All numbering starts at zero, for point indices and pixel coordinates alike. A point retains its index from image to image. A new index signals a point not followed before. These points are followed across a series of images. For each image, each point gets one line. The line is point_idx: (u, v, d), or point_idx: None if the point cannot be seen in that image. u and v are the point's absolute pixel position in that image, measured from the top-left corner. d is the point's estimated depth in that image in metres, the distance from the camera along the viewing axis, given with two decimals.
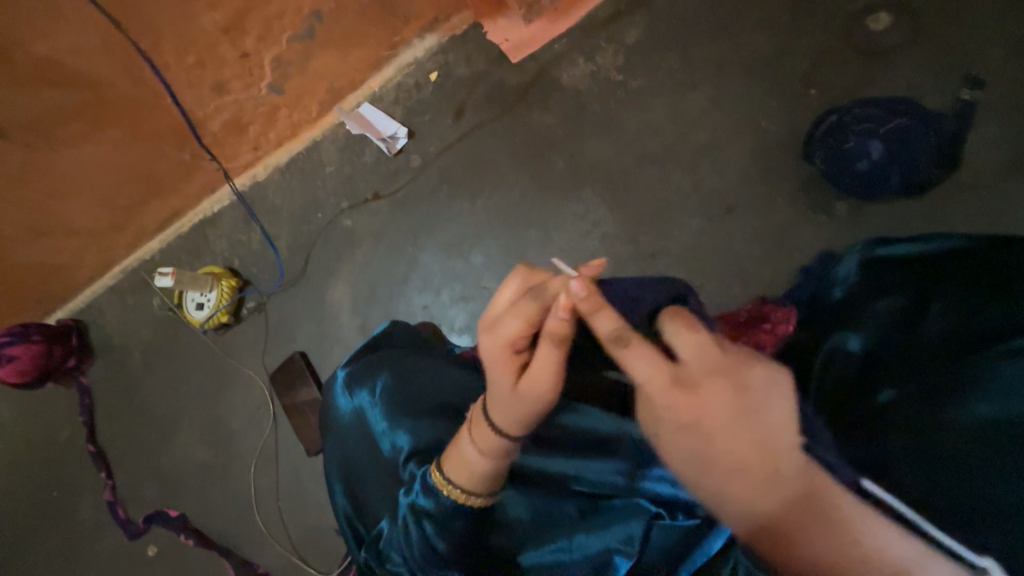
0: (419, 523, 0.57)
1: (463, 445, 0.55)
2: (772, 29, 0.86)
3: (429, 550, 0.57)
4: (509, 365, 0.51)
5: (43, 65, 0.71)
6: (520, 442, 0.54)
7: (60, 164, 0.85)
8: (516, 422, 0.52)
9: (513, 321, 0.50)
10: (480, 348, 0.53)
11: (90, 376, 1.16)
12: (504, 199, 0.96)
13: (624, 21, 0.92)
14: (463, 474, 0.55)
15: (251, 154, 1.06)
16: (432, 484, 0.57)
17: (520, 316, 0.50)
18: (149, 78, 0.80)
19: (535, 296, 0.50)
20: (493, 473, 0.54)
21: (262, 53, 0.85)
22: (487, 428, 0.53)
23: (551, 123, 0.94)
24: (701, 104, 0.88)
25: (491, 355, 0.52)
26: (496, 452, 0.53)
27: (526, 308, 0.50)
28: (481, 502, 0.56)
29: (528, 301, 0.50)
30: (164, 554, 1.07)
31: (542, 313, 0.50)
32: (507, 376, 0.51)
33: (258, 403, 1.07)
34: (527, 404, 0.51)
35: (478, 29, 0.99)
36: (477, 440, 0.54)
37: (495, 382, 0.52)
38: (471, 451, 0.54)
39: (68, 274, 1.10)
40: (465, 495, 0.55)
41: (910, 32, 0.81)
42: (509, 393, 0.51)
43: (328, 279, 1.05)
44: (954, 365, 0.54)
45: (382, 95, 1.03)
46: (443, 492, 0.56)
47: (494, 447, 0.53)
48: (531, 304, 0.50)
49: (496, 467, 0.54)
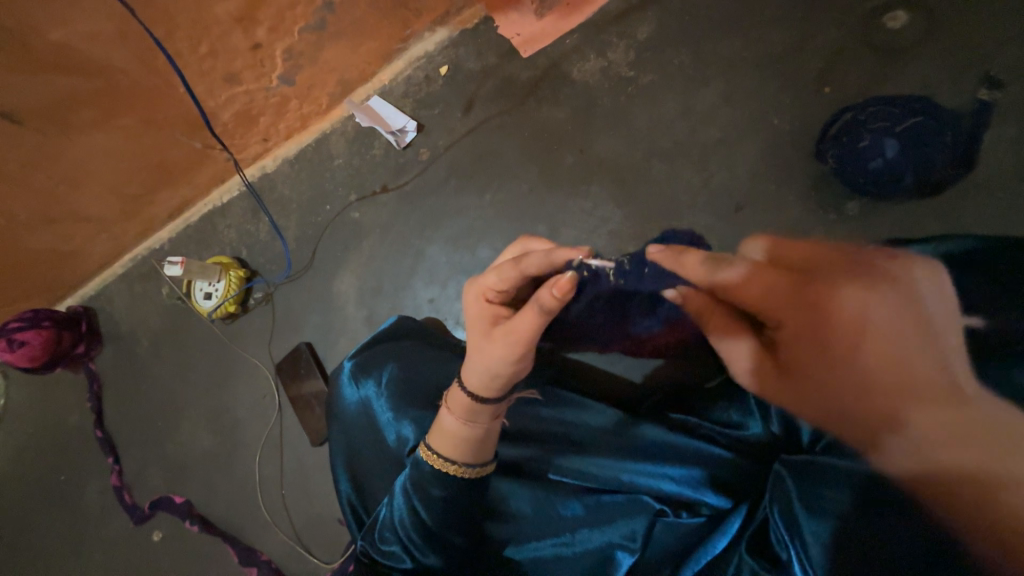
0: (410, 500, 0.57)
1: (442, 408, 0.58)
2: (787, 26, 0.85)
3: (422, 530, 0.56)
4: (484, 322, 0.56)
5: (58, 53, 0.72)
6: (489, 407, 0.55)
7: (73, 151, 0.86)
8: (482, 380, 0.54)
9: (493, 278, 0.55)
10: (464, 301, 0.59)
11: (99, 362, 1.18)
12: (512, 194, 0.96)
13: (637, 17, 0.92)
14: (437, 435, 0.57)
15: (261, 145, 1.06)
16: (417, 459, 0.57)
17: (498, 274, 0.55)
18: (163, 68, 0.80)
19: (514, 261, 0.54)
20: (460, 435, 0.55)
21: (274, 44, 0.85)
22: (459, 384, 0.57)
23: (561, 117, 0.94)
24: (712, 101, 0.88)
25: (471, 307, 0.58)
26: (464, 412, 0.55)
27: (507, 270, 0.54)
28: (454, 472, 0.55)
29: (510, 264, 0.54)
30: (168, 539, 1.08)
31: (518, 278, 0.54)
32: (480, 328, 0.56)
33: (263, 393, 1.08)
34: (491, 360, 0.53)
35: (489, 23, 0.99)
36: (450, 399, 0.57)
37: (471, 336, 0.56)
38: (444, 409, 0.57)
39: (79, 260, 1.11)
40: (438, 459, 0.56)
41: (926, 31, 0.80)
42: (478, 349, 0.54)
43: (336, 271, 1.05)
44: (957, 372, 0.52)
45: (391, 89, 1.04)
46: (421, 455, 0.57)
47: (459, 402, 0.56)
48: (511, 268, 0.53)
49: (465, 430, 0.55)
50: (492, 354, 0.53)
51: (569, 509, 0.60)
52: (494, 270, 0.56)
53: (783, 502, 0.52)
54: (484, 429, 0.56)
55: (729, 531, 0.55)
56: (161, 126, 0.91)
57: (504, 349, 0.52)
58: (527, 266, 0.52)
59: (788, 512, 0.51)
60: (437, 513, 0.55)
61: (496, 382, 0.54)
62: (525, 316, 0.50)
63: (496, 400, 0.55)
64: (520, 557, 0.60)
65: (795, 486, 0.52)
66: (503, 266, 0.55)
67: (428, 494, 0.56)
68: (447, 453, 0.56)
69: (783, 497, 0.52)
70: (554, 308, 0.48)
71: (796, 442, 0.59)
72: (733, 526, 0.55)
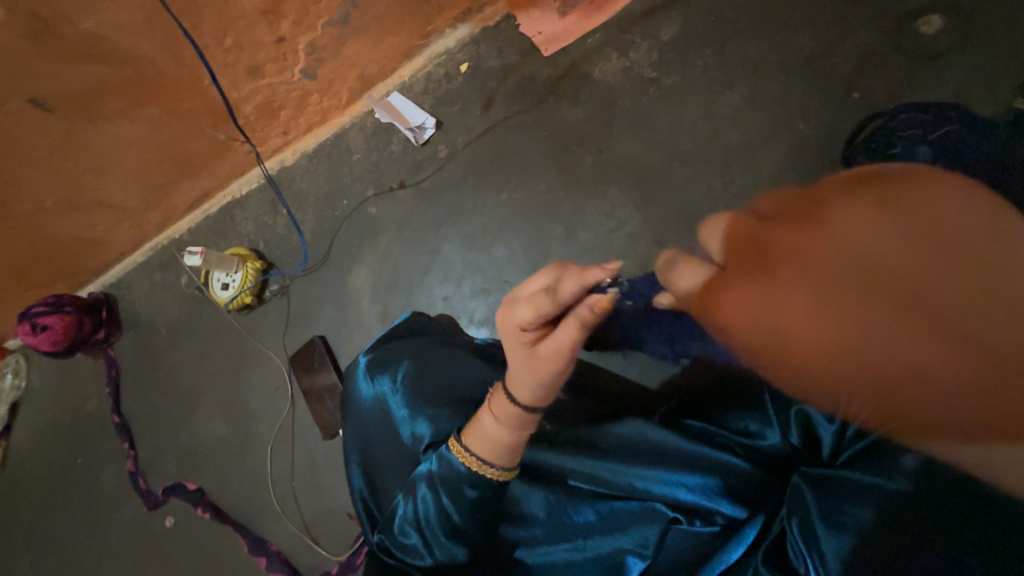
0: (437, 497, 0.56)
1: (481, 406, 0.57)
2: (815, 28, 0.84)
3: (448, 526, 0.56)
4: (519, 344, 0.52)
5: (89, 41, 0.73)
6: (538, 415, 0.55)
7: (99, 139, 0.88)
8: (533, 391, 0.52)
9: (525, 309, 0.49)
10: (498, 328, 0.54)
11: (117, 348, 1.20)
12: (530, 193, 0.96)
13: (660, 17, 0.91)
14: (480, 442, 0.55)
15: (281, 138, 1.07)
16: (448, 458, 0.56)
17: (532, 308, 0.48)
18: (189, 59, 0.81)
19: (548, 290, 0.47)
20: (504, 442, 0.54)
21: (298, 38, 0.86)
22: (505, 395, 0.54)
23: (580, 117, 0.94)
24: (737, 104, 0.86)
25: (506, 333, 0.53)
26: (514, 421, 0.54)
27: (538, 301, 0.48)
28: (490, 475, 0.55)
29: (541, 293, 0.48)
30: (181, 524, 1.10)
31: (554, 310, 0.47)
32: (520, 348, 0.52)
33: (277, 384, 1.09)
34: (535, 374, 0.51)
35: (512, 21, 0.98)
36: (495, 408, 0.55)
37: (513, 357, 0.53)
38: (487, 419, 0.55)
39: (102, 248, 1.14)
40: (481, 465, 0.54)
41: (961, 36, 0.78)
42: (525, 367, 0.52)
43: (351, 265, 1.06)
44: None
45: (411, 85, 1.04)
46: (458, 460, 0.55)
47: (505, 411, 0.54)
48: (544, 299, 0.47)
49: (508, 436, 0.54)
50: (539, 372, 0.51)
51: (582, 515, 0.60)
52: (523, 300, 0.50)
53: (801, 517, 0.50)
54: (523, 438, 0.55)
55: (745, 540, 0.54)
56: (185, 117, 0.92)
57: (550, 365, 0.50)
58: (565, 299, 0.46)
59: (807, 525, 0.49)
60: (464, 513, 0.55)
61: (541, 392, 0.53)
62: (564, 330, 0.48)
63: (545, 408, 0.54)
64: (532, 560, 0.60)
65: (814, 500, 0.50)
66: (534, 292, 0.49)
67: (454, 493, 0.55)
68: (483, 456, 0.55)
69: (801, 510, 0.51)
70: (597, 317, 0.45)
71: (813, 453, 0.56)
72: (748, 538, 0.54)
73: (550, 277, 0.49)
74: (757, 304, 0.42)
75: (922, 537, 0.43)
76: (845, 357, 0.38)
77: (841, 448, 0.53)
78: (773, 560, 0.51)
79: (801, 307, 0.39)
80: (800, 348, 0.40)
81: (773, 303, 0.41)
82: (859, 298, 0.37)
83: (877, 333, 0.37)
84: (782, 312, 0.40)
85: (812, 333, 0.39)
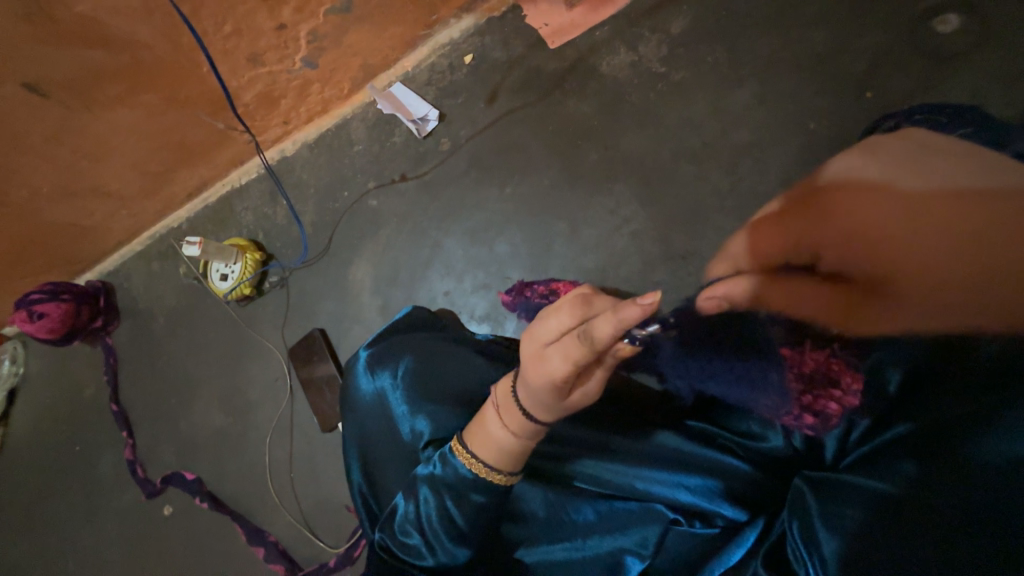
0: (439, 496, 0.56)
1: (487, 422, 0.55)
2: (828, 25, 0.82)
3: (449, 525, 0.56)
4: (545, 390, 0.48)
5: (85, 24, 0.71)
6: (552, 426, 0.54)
7: (95, 125, 0.86)
8: (555, 416, 0.51)
9: (558, 361, 0.46)
10: (521, 368, 0.50)
11: (115, 337, 1.20)
12: (533, 189, 0.94)
13: (670, 11, 0.89)
14: (492, 454, 0.54)
15: (281, 128, 1.06)
16: (452, 461, 0.56)
17: (567, 358, 0.45)
18: (188, 45, 0.79)
19: (582, 339, 0.43)
20: (516, 451, 0.54)
21: (299, 25, 0.84)
22: (519, 411, 0.52)
23: (586, 112, 0.92)
24: (746, 101, 0.85)
25: (533, 382, 0.49)
26: (529, 435, 0.53)
27: (574, 350, 0.45)
28: (499, 480, 0.55)
29: (576, 343, 0.44)
30: (179, 514, 1.10)
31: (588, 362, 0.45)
32: (546, 397, 0.49)
33: (276, 376, 1.09)
34: (562, 408, 0.50)
35: (517, 12, 0.96)
36: (507, 422, 0.53)
37: (537, 398, 0.50)
38: (500, 433, 0.54)
39: (99, 236, 1.12)
40: (490, 471, 0.54)
41: (977, 37, 0.76)
42: (553, 404, 0.49)
43: (352, 259, 1.05)
44: (982, 400, 0.44)
45: (414, 76, 1.02)
46: (467, 467, 0.55)
47: (519, 423, 0.52)
48: (579, 348, 0.44)
49: (521, 446, 0.54)
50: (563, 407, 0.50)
51: (581, 514, 0.60)
52: (555, 349, 0.46)
53: (800, 514, 0.50)
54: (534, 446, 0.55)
55: (744, 544, 0.53)
56: (184, 105, 0.90)
57: (575, 403, 0.50)
58: (600, 351, 0.44)
59: (806, 525, 0.49)
60: (466, 512, 0.55)
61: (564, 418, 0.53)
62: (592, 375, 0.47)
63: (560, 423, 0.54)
64: (532, 559, 0.60)
65: (814, 500, 0.50)
66: (564, 340, 0.46)
67: (458, 492, 0.55)
68: (493, 463, 0.54)
69: (801, 510, 0.50)
70: (622, 361, 0.47)
71: (817, 458, 0.56)
72: (749, 540, 0.53)
73: (578, 320, 0.46)
74: (834, 234, 0.54)
75: (910, 534, 0.42)
76: (930, 246, 0.45)
77: (844, 453, 0.54)
78: (771, 560, 0.50)
79: (869, 216, 0.51)
80: (888, 249, 0.48)
81: (845, 221, 0.53)
82: (918, 202, 0.47)
83: (935, 222, 0.45)
84: (854, 222, 0.52)
85: (880, 225, 0.49)
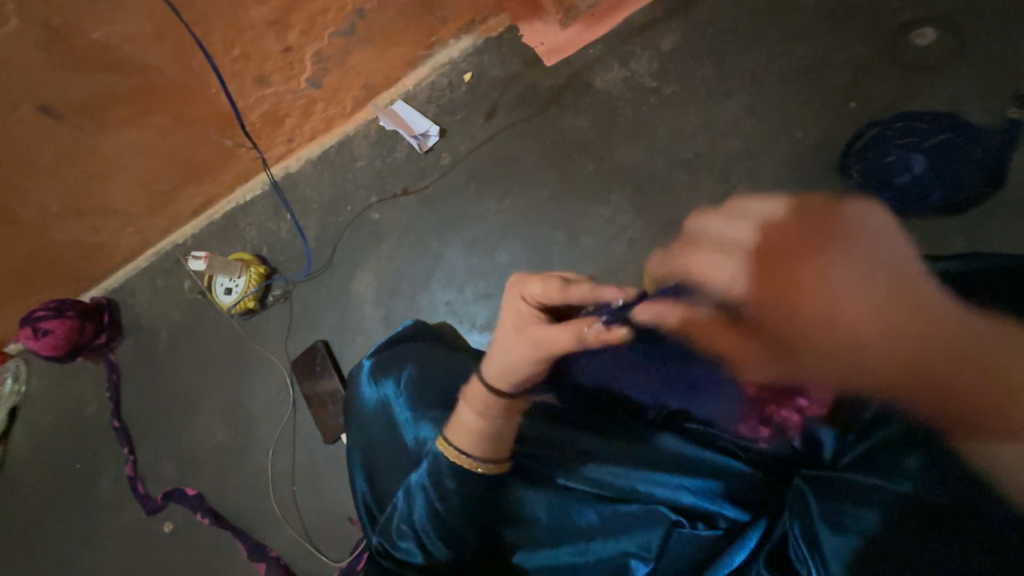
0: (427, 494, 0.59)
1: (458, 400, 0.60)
2: (812, 39, 0.86)
3: (435, 521, 0.58)
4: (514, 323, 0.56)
5: (99, 49, 0.74)
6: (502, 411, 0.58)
7: (105, 145, 0.89)
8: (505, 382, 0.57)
9: (536, 287, 0.55)
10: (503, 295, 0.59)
11: (117, 353, 1.20)
12: (532, 200, 0.97)
13: (661, 28, 0.93)
14: (453, 428, 0.59)
15: (286, 146, 1.09)
16: (434, 453, 0.60)
17: (544, 283, 0.54)
18: (197, 68, 0.83)
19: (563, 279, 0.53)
20: (468, 425, 0.58)
21: (305, 48, 0.88)
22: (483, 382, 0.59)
23: (582, 125, 0.95)
24: (736, 113, 0.88)
25: (508, 309, 0.57)
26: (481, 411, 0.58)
27: (553, 282, 0.54)
28: (461, 464, 0.58)
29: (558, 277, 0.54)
30: (179, 532, 1.09)
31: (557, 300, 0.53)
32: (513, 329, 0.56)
33: (279, 388, 1.09)
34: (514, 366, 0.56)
35: (513, 32, 1.00)
36: (471, 395, 0.59)
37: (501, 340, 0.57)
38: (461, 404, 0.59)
39: (105, 253, 1.14)
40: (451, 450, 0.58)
41: (954, 48, 0.80)
42: (508, 351, 0.56)
43: (354, 271, 1.07)
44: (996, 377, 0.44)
45: (415, 94, 1.05)
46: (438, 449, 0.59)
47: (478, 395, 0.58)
48: (557, 285, 0.53)
49: (473, 422, 0.58)
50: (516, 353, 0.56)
51: (584, 517, 0.60)
52: None
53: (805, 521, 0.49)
54: (489, 429, 0.58)
55: (747, 544, 0.53)
56: (191, 125, 0.93)
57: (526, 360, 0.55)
58: (574, 292, 0.52)
59: (810, 530, 0.48)
60: (454, 509, 0.58)
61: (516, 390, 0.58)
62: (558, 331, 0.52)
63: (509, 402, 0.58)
64: (531, 564, 0.61)
65: (817, 506, 0.49)
66: (551, 276, 0.55)
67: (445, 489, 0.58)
68: (450, 438, 0.59)
69: (804, 513, 0.50)
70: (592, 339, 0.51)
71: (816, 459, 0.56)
72: (751, 541, 0.53)
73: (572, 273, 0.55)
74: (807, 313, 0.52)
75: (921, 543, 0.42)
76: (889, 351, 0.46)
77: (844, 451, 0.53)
78: (775, 561, 0.50)
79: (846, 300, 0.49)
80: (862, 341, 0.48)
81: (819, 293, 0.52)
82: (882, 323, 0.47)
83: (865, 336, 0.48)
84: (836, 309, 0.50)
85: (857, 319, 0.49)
